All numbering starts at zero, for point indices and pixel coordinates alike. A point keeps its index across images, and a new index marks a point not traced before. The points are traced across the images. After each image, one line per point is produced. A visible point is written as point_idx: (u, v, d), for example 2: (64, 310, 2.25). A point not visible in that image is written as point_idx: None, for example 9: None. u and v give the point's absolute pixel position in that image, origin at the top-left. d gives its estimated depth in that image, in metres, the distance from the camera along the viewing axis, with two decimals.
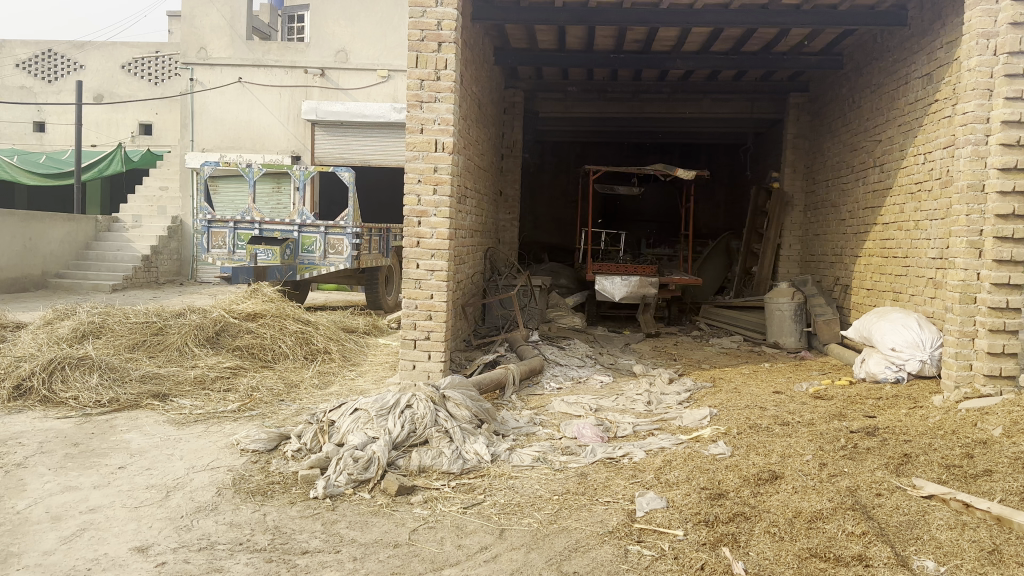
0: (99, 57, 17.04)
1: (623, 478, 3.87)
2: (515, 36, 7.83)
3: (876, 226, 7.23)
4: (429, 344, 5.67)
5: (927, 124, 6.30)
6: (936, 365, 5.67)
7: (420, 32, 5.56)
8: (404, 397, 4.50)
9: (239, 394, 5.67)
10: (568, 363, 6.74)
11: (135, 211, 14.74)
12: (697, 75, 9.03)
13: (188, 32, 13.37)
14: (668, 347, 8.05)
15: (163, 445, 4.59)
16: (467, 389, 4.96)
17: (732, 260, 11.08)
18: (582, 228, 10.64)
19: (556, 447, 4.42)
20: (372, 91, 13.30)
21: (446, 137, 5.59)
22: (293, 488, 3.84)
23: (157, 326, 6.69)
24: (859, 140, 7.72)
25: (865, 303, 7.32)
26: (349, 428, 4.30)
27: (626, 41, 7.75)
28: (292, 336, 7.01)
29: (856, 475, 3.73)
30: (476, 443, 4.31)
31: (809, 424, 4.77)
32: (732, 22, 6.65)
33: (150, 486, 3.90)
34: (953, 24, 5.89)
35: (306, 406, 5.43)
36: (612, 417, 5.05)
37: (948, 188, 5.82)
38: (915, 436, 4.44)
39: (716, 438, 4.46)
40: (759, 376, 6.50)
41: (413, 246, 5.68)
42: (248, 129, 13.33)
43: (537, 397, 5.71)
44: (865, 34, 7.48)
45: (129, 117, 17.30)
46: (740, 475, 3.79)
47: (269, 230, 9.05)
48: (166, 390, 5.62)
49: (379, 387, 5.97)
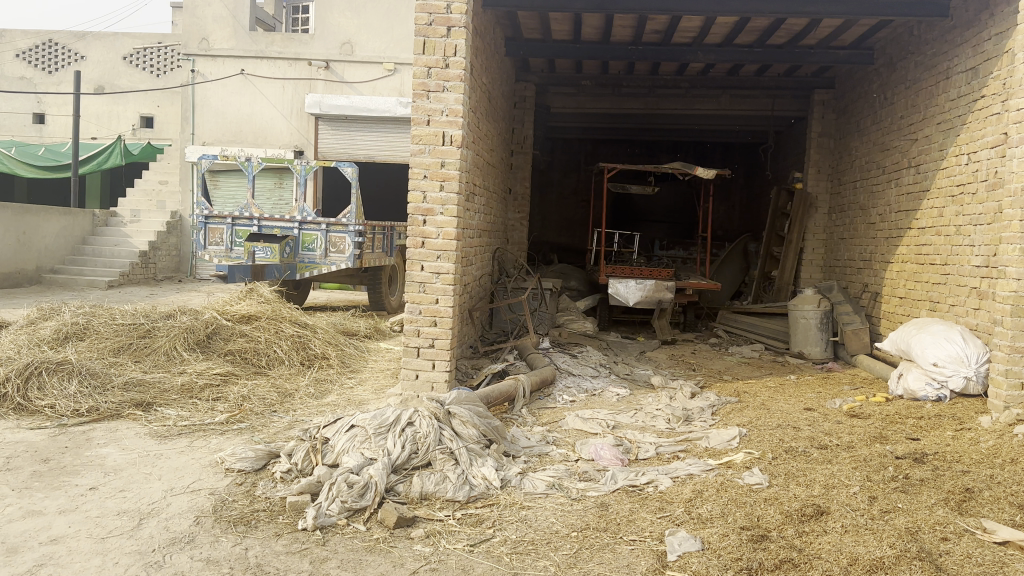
0: (100, 48, 16.78)
1: (649, 511, 3.45)
2: (528, 25, 7.42)
3: (910, 231, 6.80)
4: (434, 352, 5.26)
5: (972, 122, 5.87)
6: (982, 382, 5.24)
7: (428, 16, 5.15)
8: (405, 412, 4.07)
9: (228, 404, 5.25)
10: (582, 373, 6.31)
11: (134, 205, 14.33)
12: (717, 69, 8.63)
13: (190, 23, 12.99)
14: (685, 356, 7.62)
15: (140, 462, 4.18)
16: (474, 403, 4.50)
17: (749, 263, 10.67)
18: (593, 229, 10.19)
19: (573, 472, 4.00)
20: (378, 84, 12.90)
21: (454, 129, 5.18)
22: (280, 518, 3.44)
23: (145, 328, 6.30)
24: (891, 139, 7.30)
25: (897, 312, 6.91)
26: (345, 447, 3.87)
27: (645, 31, 7.35)
28: (288, 341, 6.59)
29: (914, 513, 3.32)
30: (484, 466, 3.90)
31: (850, 448, 4.35)
32: (759, 11, 6.22)
33: (122, 512, 3.49)
34: (1002, 14, 5.46)
35: (300, 419, 5.01)
36: (632, 436, 4.63)
37: (996, 191, 5.40)
38: (971, 465, 4.01)
39: (750, 465, 4.04)
40: (787, 391, 6.06)
41: (417, 246, 5.28)
42: (250, 123, 12.94)
43: (550, 412, 5.30)
44: (901, 26, 7.06)
45: (129, 108, 16.98)
46: (781, 510, 3.38)
47: (269, 226, 8.63)
48: (150, 399, 5.22)
49: (379, 398, 5.56)
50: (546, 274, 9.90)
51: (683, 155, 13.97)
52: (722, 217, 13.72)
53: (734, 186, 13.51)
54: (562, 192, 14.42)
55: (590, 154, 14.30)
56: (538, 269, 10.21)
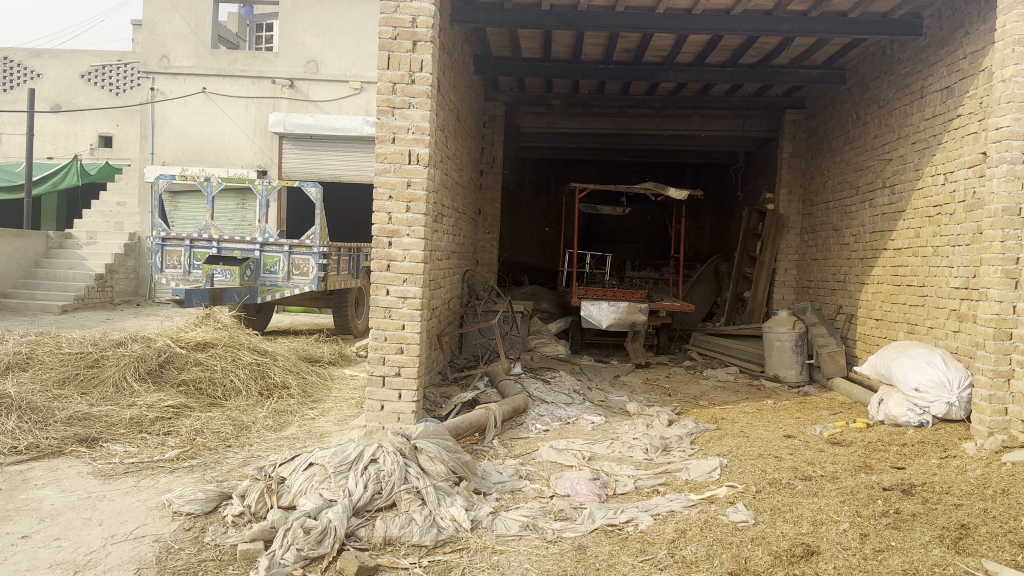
0: (57, 65, 16.16)
1: (630, 554, 3.22)
2: (497, 42, 7.24)
3: (886, 251, 6.70)
4: (400, 381, 5.00)
5: (948, 141, 5.79)
6: (964, 407, 5.12)
7: (392, 29, 4.93)
8: (368, 448, 3.80)
9: (180, 438, 4.94)
10: (555, 400, 6.07)
11: (91, 227, 13.86)
12: (688, 88, 8.52)
13: (150, 40, 12.63)
14: (660, 380, 7.43)
15: (80, 506, 3.85)
16: (442, 436, 4.22)
17: (721, 284, 10.58)
18: (564, 250, 10.00)
19: (548, 511, 3.75)
20: (344, 104, 12.65)
21: (421, 147, 4.97)
22: (229, 568, 3.15)
23: (93, 358, 5.97)
24: (865, 158, 7.22)
25: (873, 334, 6.79)
26: (302, 488, 3.60)
27: (616, 50, 7.23)
28: (246, 369, 6.27)
29: (908, 553, 3.13)
30: (454, 506, 3.64)
31: (835, 479, 4.17)
32: (733, 29, 6.12)
33: (55, 564, 3.17)
34: (978, 32, 5.39)
35: (256, 455, 4.72)
36: (608, 468, 4.41)
37: (975, 212, 5.30)
38: (962, 497, 3.84)
39: (733, 500, 3.84)
40: (765, 416, 5.89)
41: (383, 269, 5.02)
42: (212, 142, 12.59)
43: (522, 443, 5.06)
44: (873, 45, 7.01)
45: (88, 128, 16.58)
46: (770, 550, 3.18)
47: (228, 248, 8.24)
48: (95, 434, 4.88)
49: (342, 430, 5.28)
50: (516, 297, 9.70)
51: (653, 175, 13.91)
52: (692, 238, 13.65)
53: (704, 207, 13.46)
54: (531, 212, 14.30)
55: (560, 175, 14.19)
56: (509, 291, 10.00)
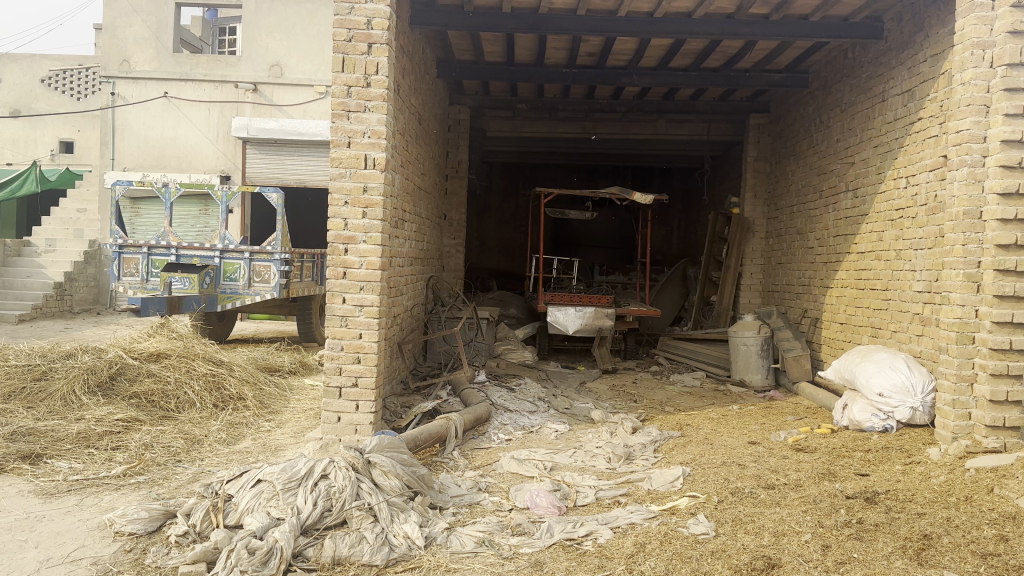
0: (17, 70, 15.82)
1: (587, 570, 3.11)
2: (458, 46, 7.15)
3: (849, 255, 6.69)
4: (357, 392, 4.87)
5: (909, 145, 5.78)
6: (928, 412, 5.08)
7: (347, 32, 4.81)
8: (318, 464, 3.66)
9: (129, 453, 4.77)
10: (518, 409, 5.96)
11: (49, 234, 13.53)
12: (653, 92, 8.48)
13: (110, 44, 12.36)
14: (627, 386, 7.35)
15: (16, 527, 3.66)
16: (397, 449, 4.08)
17: (689, 288, 10.56)
18: (532, 255, 9.91)
19: (505, 526, 3.65)
20: (309, 108, 12.44)
21: (377, 151, 4.84)
22: None
23: (40, 370, 5.77)
24: (828, 162, 7.22)
25: (838, 337, 6.78)
26: (249, 506, 3.44)
27: (580, 53, 7.17)
28: (201, 380, 6.10)
29: (870, 566, 3.06)
30: (407, 522, 3.52)
31: (798, 488, 4.11)
32: (694, 32, 6.06)
33: None
34: (938, 36, 5.40)
35: (207, 470, 4.56)
36: (569, 479, 4.32)
37: (936, 215, 5.29)
38: (926, 505, 3.80)
39: (695, 510, 3.76)
40: (730, 423, 5.83)
41: (338, 276, 4.88)
42: (173, 147, 12.34)
43: (483, 453, 4.95)
44: (835, 49, 7.01)
45: (48, 133, 16.22)
46: (730, 565, 3.10)
47: (188, 255, 8.03)
48: (39, 450, 4.69)
49: (298, 442, 5.14)
50: (483, 303, 9.61)
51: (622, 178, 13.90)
52: (660, 241, 13.65)
53: (672, 211, 13.48)
54: (500, 217, 14.25)
55: (528, 179, 14.15)
56: (475, 297, 9.90)
